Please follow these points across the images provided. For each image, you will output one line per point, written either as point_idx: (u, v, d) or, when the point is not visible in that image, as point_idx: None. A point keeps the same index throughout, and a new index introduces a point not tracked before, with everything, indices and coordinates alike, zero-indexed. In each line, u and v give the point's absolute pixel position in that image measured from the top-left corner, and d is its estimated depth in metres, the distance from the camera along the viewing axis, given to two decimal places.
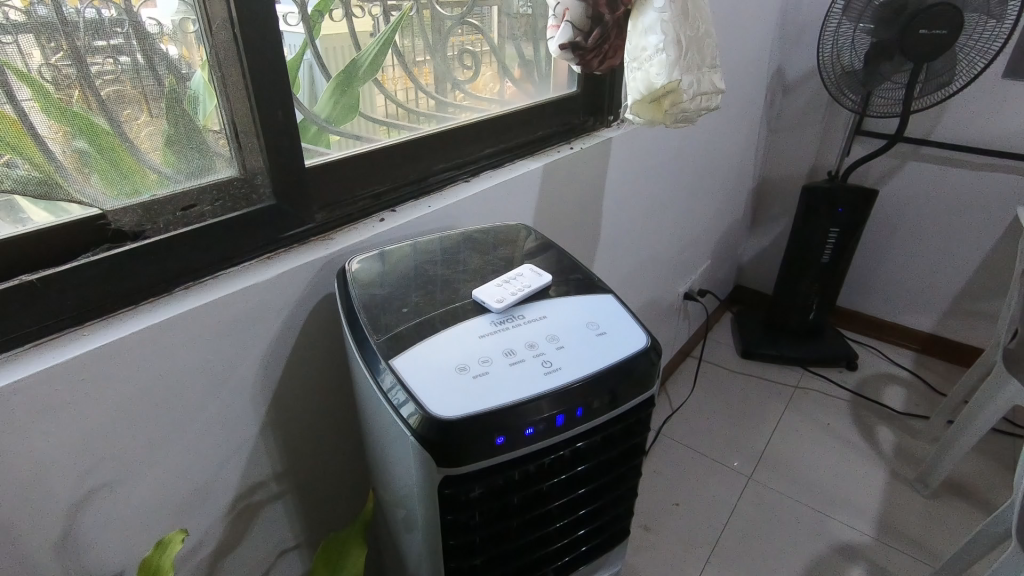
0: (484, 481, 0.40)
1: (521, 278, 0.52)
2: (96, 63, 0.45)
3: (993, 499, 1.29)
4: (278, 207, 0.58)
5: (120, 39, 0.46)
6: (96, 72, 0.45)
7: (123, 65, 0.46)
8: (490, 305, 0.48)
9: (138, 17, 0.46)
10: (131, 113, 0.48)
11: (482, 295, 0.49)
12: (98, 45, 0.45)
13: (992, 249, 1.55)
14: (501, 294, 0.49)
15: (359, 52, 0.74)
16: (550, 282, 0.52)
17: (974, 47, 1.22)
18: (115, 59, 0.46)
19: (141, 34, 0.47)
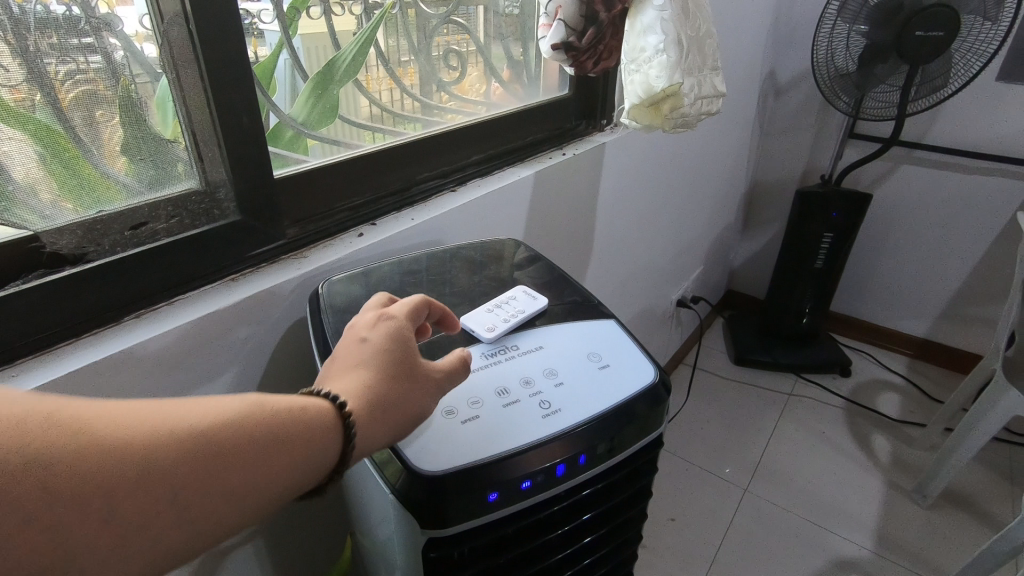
0: (474, 540, 0.35)
1: (515, 303, 0.48)
2: (62, 63, 0.42)
3: (992, 509, 1.27)
4: (243, 223, 0.53)
5: (91, 38, 0.43)
6: (61, 72, 0.42)
7: (94, 65, 0.44)
8: (480, 335, 0.44)
9: (112, 16, 0.44)
10: (104, 115, 0.45)
11: (470, 323, 0.45)
12: (70, 44, 0.42)
13: (986, 253, 1.53)
14: (495, 318, 0.46)
15: (339, 52, 0.69)
16: (547, 306, 0.49)
17: (970, 49, 1.19)
18: (84, 58, 0.43)
19: (110, 32, 0.44)
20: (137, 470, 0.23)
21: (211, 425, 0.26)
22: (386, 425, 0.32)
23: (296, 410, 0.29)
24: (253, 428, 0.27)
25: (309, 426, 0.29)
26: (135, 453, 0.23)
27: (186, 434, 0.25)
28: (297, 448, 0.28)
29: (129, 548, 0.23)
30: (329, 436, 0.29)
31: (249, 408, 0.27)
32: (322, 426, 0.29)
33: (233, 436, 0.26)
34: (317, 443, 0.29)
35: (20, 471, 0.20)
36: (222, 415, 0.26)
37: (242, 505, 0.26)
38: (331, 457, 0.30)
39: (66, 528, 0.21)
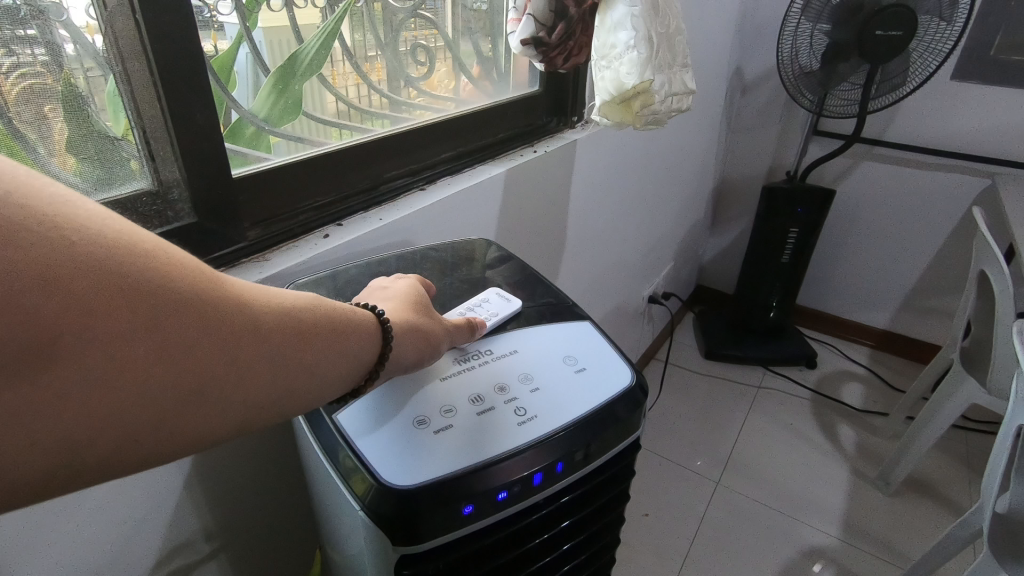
0: (448, 556, 0.34)
1: (489, 305, 0.47)
2: (8, 56, 0.40)
3: (951, 494, 1.31)
4: (200, 226, 0.50)
5: (36, 30, 0.41)
6: (6, 66, 0.40)
7: (42, 57, 0.42)
8: None
9: (60, 8, 0.42)
10: (51, 110, 0.43)
11: None
12: (15, 33, 0.40)
13: (942, 247, 1.59)
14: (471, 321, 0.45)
15: (302, 46, 0.66)
16: (521, 309, 0.48)
17: (926, 48, 1.23)
18: (30, 50, 0.41)
19: (56, 22, 0.42)
20: (234, 333, 0.27)
21: (288, 313, 0.30)
22: (412, 340, 0.37)
23: (349, 320, 0.33)
24: (318, 326, 0.31)
25: (358, 334, 0.33)
26: (236, 320, 0.27)
27: (271, 315, 0.29)
28: (345, 353, 0.32)
29: (208, 399, 0.26)
30: (371, 345, 0.34)
31: (315, 308, 0.32)
32: (368, 335, 0.34)
33: (304, 328, 0.30)
34: (361, 351, 0.33)
35: (161, 305, 0.24)
36: (296, 307, 0.30)
37: (296, 390, 0.30)
38: (368, 364, 0.34)
39: (174, 367, 0.24)
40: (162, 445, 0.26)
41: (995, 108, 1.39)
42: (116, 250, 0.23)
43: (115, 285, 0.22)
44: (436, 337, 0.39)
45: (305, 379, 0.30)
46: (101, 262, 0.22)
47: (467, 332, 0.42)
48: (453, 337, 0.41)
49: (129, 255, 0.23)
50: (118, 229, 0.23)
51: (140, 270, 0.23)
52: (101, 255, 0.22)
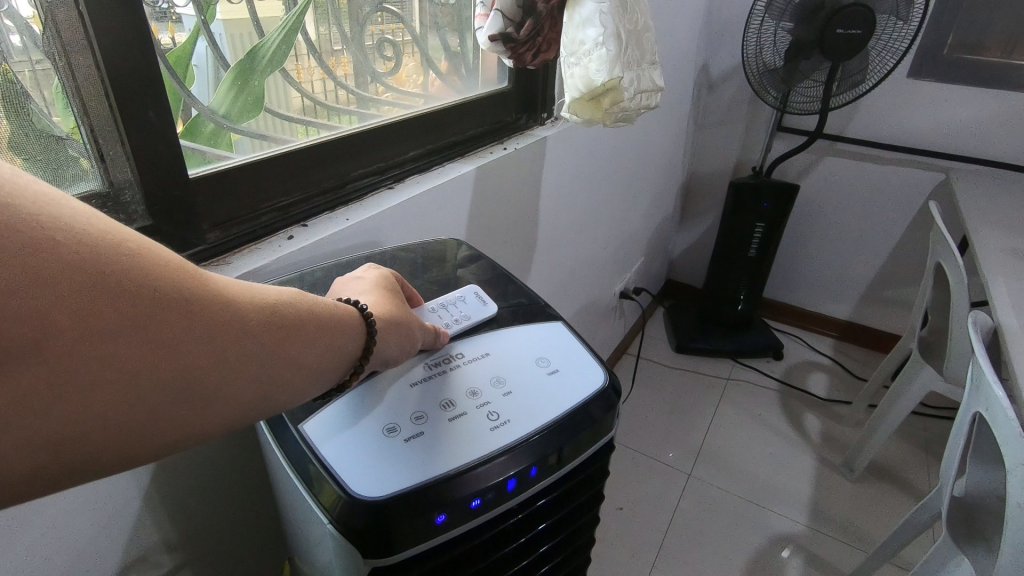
0: (421, 567, 0.33)
1: (464, 306, 0.47)
2: None
3: (911, 479, 1.36)
4: (155, 229, 0.48)
5: None
6: None
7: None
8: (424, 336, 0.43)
9: None
10: None
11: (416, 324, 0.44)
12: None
13: (901, 239, 1.64)
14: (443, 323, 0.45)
15: (263, 40, 0.64)
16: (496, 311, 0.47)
17: (884, 47, 1.26)
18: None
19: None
20: (225, 329, 0.26)
21: (275, 306, 0.29)
22: (394, 337, 0.37)
23: (333, 312, 0.33)
24: (304, 318, 0.30)
25: (342, 326, 0.33)
26: (225, 314, 0.26)
27: (260, 308, 0.28)
28: (332, 345, 0.32)
29: (201, 396, 0.26)
30: (355, 337, 0.34)
31: (301, 299, 0.31)
32: (352, 327, 0.34)
33: (291, 321, 0.30)
34: (345, 344, 0.33)
35: (154, 303, 0.23)
36: (282, 299, 0.30)
37: (286, 385, 0.30)
38: (352, 356, 0.34)
39: (169, 364, 0.24)
40: (149, 447, 0.25)
41: (949, 105, 1.44)
42: (102, 247, 0.22)
43: (105, 283, 0.21)
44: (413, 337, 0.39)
45: (294, 373, 0.30)
46: (88, 260, 0.21)
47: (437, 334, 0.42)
48: (426, 338, 0.41)
49: (111, 248, 0.22)
50: (102, 225, 0.22)
51: (127, 266, 0.22)
52: (89, 253, 0.21)
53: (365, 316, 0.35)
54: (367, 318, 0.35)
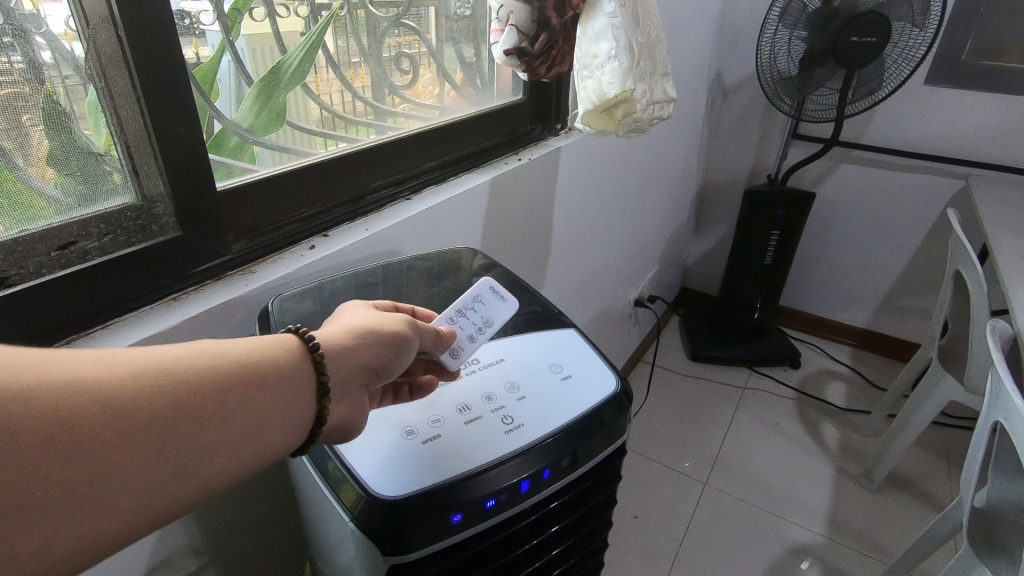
0: (436, 566, 0.34)
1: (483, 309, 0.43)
2: None
3: (932, 490, 1.34)
4: (183, 240, 0.50)
5: (10, 38, 0.40)
6: None
7: (19, 65, 0.41)
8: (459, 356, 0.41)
9: (33, 15, 0.41)
10: (29, 120, 0.43)
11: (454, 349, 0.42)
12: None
13: (919, 247, 1.62)
14: (463, 336, 0.41)
15: (285, 56, 0.66)
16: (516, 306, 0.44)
17: (900, 54, 1.26)
18: (7, 58, 0.40)
19: (34, 32, 0.41)
20: (124, 409, 0.24)
21: (183, 368, 0.27)
22: (355, 345, 0.34)
23: (258, 353, 0.30)
24: (227, 370, 0.28)
25: (276, 368, 0.30)
26: (121, 394, 0.25)
27: (166, 376, 0.26)
28: (269, 390, 0.30)
29: (119, 489, 0.24)
30: (298, 372, 0.31)
31: (220, 352, 0.29)
32: (289, 362, 0.31)
33: (209, 377, 0.27)
34: (289, 385, 0.30)
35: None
36: (193, 358, 0.28)
37: (229, 448, 0.28)
38: (306, 394, 0.31)
39: (60, 469, 0.22)
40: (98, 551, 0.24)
41: (968, 111, 1.42)
42: None
43: None
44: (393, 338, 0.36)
45: (232, 432, 0.28)
46: None
47: (435, 333, 0.39)
48: (415, 336, 0.38)
49: None
50: None
51: None
52: None
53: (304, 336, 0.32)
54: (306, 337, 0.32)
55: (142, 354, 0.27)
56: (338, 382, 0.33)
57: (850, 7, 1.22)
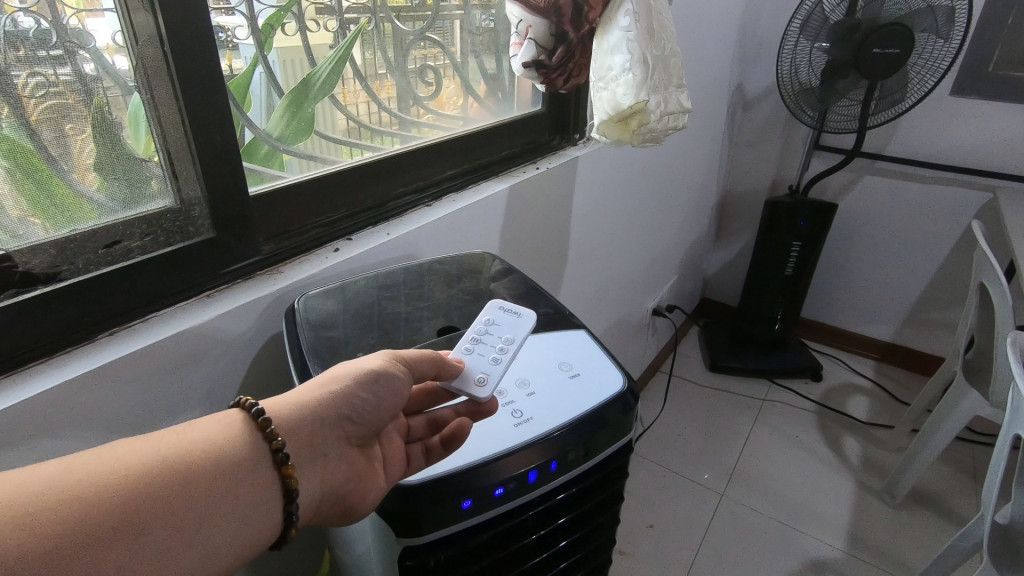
0: (448, 549, 0.36)
1: (501, 329, 0.45)
2: (34, 74, 0.42)
3: (957, 507, 1.31)
4: (218, 241, 0.53)
5: (61, 52, 0.43)
6: (32, 84, 0.42)
7: (64, 77, 0.44)
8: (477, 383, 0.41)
9: (80, 28, 0.44)
10: (75, 128, 0.45)
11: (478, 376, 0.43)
12: (38, 55, 0.42)
13: (946, 259, 1.59)
14: (486, 358, 0.42)
15: (314, 68, 0.70)
16: (531, 317, 0.46)
17: (925, 65, 1.25)
18: (53, 70, 0.43)
19: (79, 47, 0.44)
20: (85, 515, 0.27)
21: (142, 463, 0.29)
22: (313, 406, 0.37)
23: (209, 437, 0.33)
24: (181, 461, 0.31)
25: (227, 449, 0.33)
26: (87, 500, 0.27)
27: (121, 480, 0.28)
28: (225, 474, 0.32)
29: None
30: (250, 449, 0.33)
31: (167, 447, 0.31)
32: (238, 440, 0.33)
33: (165, 469, 0.30)
34: (243, 465, 0.33)
35: None
36: (150, 453, 0.30)
37: (196, 536, 0.29)
38: (263, 469, 0.33)
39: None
40: None
41: (995, 122, 1.40)
42: None
43: None
44: (359, 377, 0.38)
45: (197, 513, 0.30)
46: None
47: (428, 362, 0.41)
48: (393, 372, 0.39)
49: None
50: None
51: None
52: None
53: (245, 405, 0.35)
54: (247, 405, 0.34)
55: (93, 461, 0.29)
56: (300, 444, 0.36)
57: (872, 18, 1.22)
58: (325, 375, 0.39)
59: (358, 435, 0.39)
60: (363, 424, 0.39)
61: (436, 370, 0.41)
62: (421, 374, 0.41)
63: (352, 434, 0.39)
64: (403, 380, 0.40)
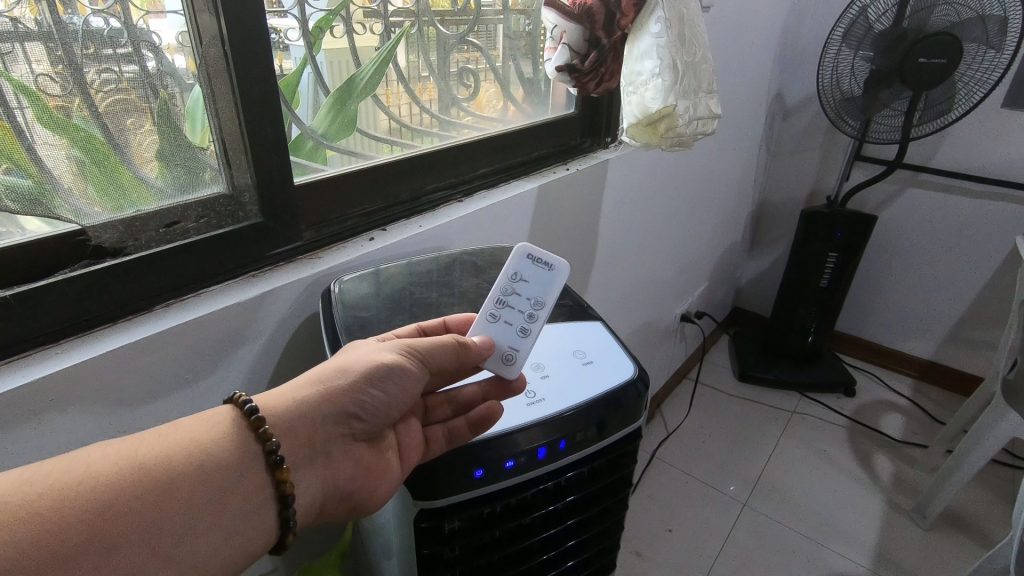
0: (463, 513, 0.41)
1: (530, 287, 0.46)
2: (102, 71, 0.46)
3: (991, 532, 1.27)
4: (264, 225, 0.58)
5: (129, 49, 0.47)
6: (100, 80, 0.46)
7: (128, 74, 0.47)
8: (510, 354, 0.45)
9: (145, 26, 0.48)
10: (136, 121, 0.49)
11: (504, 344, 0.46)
12: (105, 53, 0.46)
13: (992, 277, 1.54)
14: (514, 330, 0.45)
15: (359, 69, 0.74)
16: (561, 269, 0.46)
17: (974, 77, 1.21)
18: (120, 68, 0.47)
19: (145, 45, 0.48)
20: (76, 524, 0.30)
21: (124, 467, 0.33)
22: (312, 407, 0.41)
23: (196, 439, 0.36)
24: (159, 465, 0.34)
25: (212, 450, 0.36)
26: (75, 507, 0.31)
27: (101, 488, 0.32)
28: (210, 476, 0.35)
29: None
30: (242, 448, 0.37)
31: (148, 452, 0.34)
32: (226, 441, 0.37)
33: (148, 475, 0.33)
34: (230, 467, 0.37)
35: None
36: (132, 458, 0.34)
37: (189, 533, 0.33)
38: (255, 470, 0.37)
39: None
40: None
41: None
42: None
43: None
44: (367, 373, 0.42)
45: (187, 514, 0.33)
46: None
47: (449, 351, 0.44)
48: (406, 366, 0.42)
49: None
50: None
51: None
52: None
53: (239, 402, 0.39)
54: (241, 401, 0.38)
55: (72, 472, 0.32)
56: (301, 442, 0.40)
57: (919, 27, 1.19)
58: (327, 370, 0.42)
59: (363, 431, 0.43)
60: (369, 420, 0.43)
61: (458, 360, 0.44)
62: (438, 362, 0.44)
63: (358, 429, 0.43)
64: (414, 375, 0.43)
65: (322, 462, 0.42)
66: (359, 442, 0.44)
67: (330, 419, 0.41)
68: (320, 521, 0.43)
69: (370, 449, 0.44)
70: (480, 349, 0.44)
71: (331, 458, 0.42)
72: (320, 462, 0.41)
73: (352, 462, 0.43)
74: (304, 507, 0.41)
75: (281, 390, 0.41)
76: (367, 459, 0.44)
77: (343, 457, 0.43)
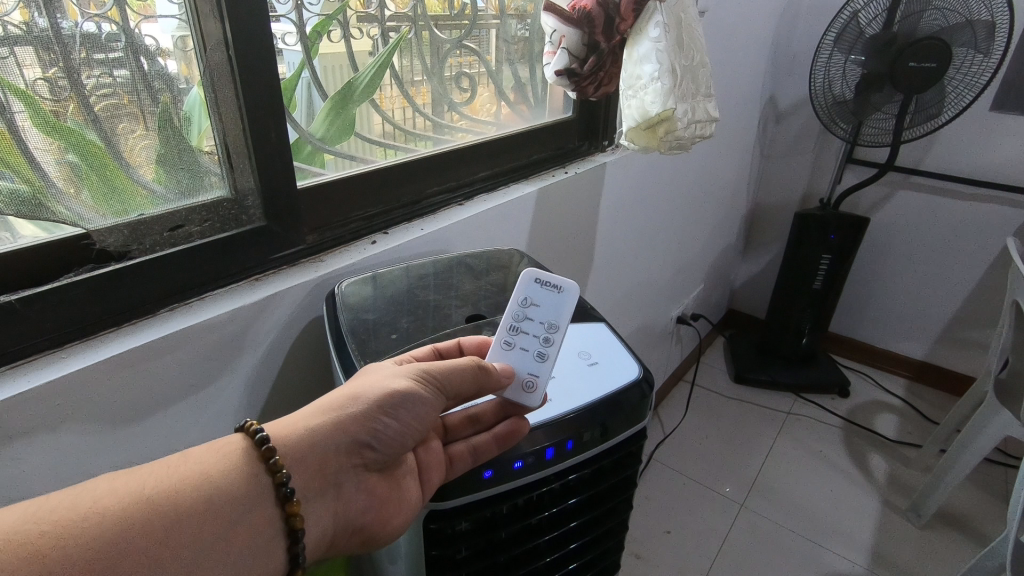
0: (471, 515, 0.42)
1: (542, 310, 0.46)
2: (92, 76, 0.45)
3: (986, 530, 1.28)
4: (267, 228, 0.58)
5: (120, 54, 0.46)
6: (92, 85, 0.45)
7: (120, 79, 0.47)
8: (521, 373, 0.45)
9: (137, 31, 0.47)
10: (129, 126, 0.48)
11: (514, 363, 0.45)
12: (96, 57, 0.45)
13: (982, 278, 1.56)
14: (531, 355, 0.45)
15: (357, 74, 0.74)
16: (571, 290, 0.47)
17: (963, 81, 1.23)
18: (113, 73, 0.46)
19: (139, 50, 0.47)
20: (80, 558, 0.30)
21: (130, 501, 0.33)
22: (323, 437, 0.41)
23: (205, 471, 0.36)
24: (167, 499, 0.34)
25: (221, 483, 0.36)
26: (79, 540, 0.30)
27: (106, 521, 0.32)
28: (218, 510, 0.35)
29: None
30: (250, 482, 0.37)
31: (154, 485, 0.34)
32: (235, 473, 0.37)
33: (155, 509, 0.33)
34: (238, 500, 0.37)
35: None
36: (138, 492, 0.33)
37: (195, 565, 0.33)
38: (266, 503, 0.38)
39: None
40: None
41: None
42: None
43: None
44: (379, 401, 0.41)
45: (193, 551, 0.33)
46: None
47: (467, 375, 0.44)
48: (419, 391, 0.42)
49: None
50: None
51: None
52: None
53: (250, 431, 0.39)
54: (252, 430, 0.38)
55: (78, 506, 0.32)
56: (312, 473, 0.40)
57: (909, 31, 1.20)
58: (341, 397, 0.42)
59: (376, 461, 0.43)
60: (382, 450, 0.43)
61: (476, 384, 0.44)
62: (455, 386, 0.44)
63: (370, 459, 0.43)
64: (426, 400, 0.43)
65: (333, 493, 0.42)
66: (371, 471, 0.44)
67: (343, 448, 0.42)
68: (331, 554, 0.44)
69: (382, 478, 0.45)
70: (500, 376, 0.44)
71: (343, 489, 0.42)
72: (331, 495, 0.42)
73: (364, 493, 0.43)
74: (315, 540, 0.41)
75: (293, 417, 0.41)
76: (380, 489, 0.44)
77: (355, 487, 0.43)
